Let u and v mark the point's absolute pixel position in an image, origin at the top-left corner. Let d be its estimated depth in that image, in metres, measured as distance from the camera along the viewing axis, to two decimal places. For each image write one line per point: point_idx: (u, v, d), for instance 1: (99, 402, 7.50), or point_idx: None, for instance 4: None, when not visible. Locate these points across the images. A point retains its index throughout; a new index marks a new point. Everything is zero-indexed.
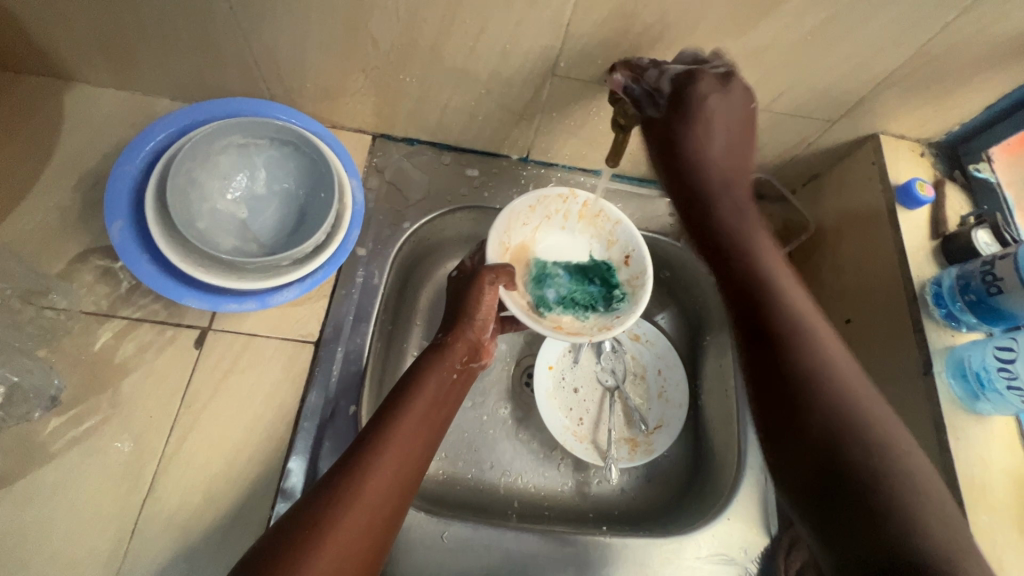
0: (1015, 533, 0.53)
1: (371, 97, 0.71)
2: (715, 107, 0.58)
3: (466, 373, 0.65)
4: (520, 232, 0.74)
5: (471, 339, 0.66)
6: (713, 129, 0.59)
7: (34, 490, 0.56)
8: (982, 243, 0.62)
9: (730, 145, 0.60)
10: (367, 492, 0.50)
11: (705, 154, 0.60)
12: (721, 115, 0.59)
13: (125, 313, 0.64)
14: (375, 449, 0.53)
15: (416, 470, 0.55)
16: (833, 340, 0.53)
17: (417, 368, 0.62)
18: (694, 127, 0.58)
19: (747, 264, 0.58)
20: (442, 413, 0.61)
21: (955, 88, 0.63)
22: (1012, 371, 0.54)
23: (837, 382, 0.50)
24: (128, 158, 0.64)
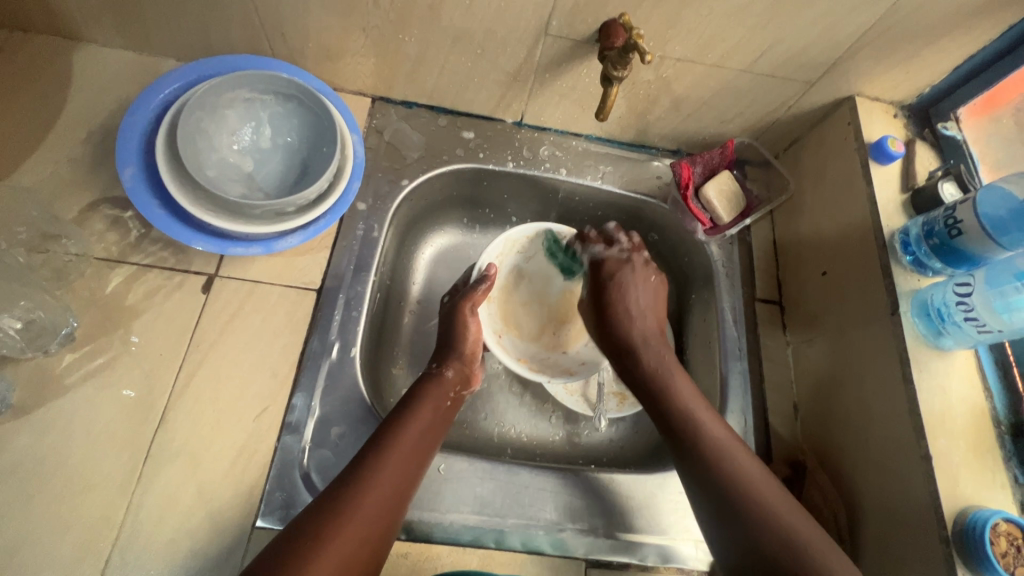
0: (972, 456, 0.57)
1: (372, 57, 0.74)
2: (632, 277, 0.76)
3: (457, 400, 0.70)
4: (513, 260, 0.83)
5: (461, 370, 0.72)
6: (633, 313, 0.74)
7: (50, 419, 0.59)
8: (948, 194, 0.68)
9: (641, 303, 0.75)
10: (366, 507, 0.54)
11: (631, 326, 0.73)
12: (635, 292, 0.75)
13: (135, 260, 0.67)
14: (374, 465, 0.57)
15: (412, 486, 0.59)
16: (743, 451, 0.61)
17: (414, 393, 0.67)
18: (618, 305, 0.74)
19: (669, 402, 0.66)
20: (438, 436, 0.65)
21: (925, 48, 0.67)
22: (969, 304, 0.58)
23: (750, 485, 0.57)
24: (138, 109, 0.67)
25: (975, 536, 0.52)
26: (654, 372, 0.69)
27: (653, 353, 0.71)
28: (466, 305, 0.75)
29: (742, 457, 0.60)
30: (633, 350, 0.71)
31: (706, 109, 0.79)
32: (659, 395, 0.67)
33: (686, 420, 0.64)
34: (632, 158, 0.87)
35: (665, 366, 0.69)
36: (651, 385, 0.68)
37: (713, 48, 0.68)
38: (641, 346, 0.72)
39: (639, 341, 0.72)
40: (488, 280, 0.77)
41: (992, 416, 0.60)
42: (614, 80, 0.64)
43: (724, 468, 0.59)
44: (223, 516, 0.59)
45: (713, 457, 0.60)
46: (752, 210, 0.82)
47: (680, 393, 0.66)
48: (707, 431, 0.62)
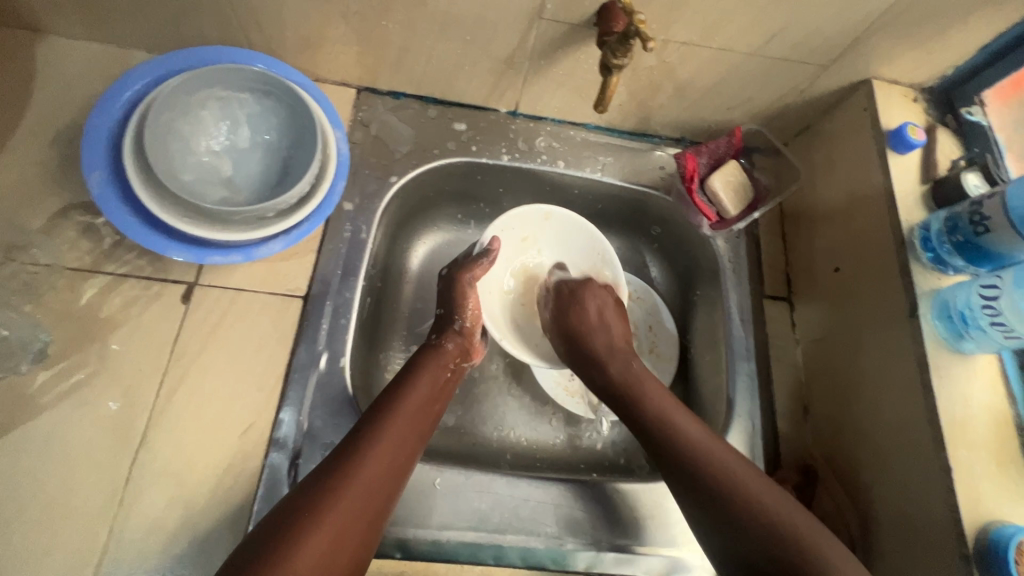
0: (994, 467, 0.55)
1: (354, 45, 0.69)
2: (589, 295, 0.73)
3: (458, 372, 0.68)
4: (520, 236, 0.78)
5: (462, 341, 0.70)
6: (596, 320, 0.71)
7: (26, 440, 0.56)
8: (972, 185, 0.64)
9: (604, 314, 0.72)
10: (365, 475, 0.52)
11: (593, 334, 0.70)
12: (595, 304, 0.72)
13: (110, 269, 0.63)
14: (370, 438, 0.55)
15: (410, 459, 0.57)
16: (729, 454, 0.58)
17: (413, 365, 0.65)
18: (578, 322, 0.71)
19: (641, 410, 0.63)
20: (436, 410, 0.63)
21: (950, 27, 0.62)
22: (996, 308, 0.55)
23: (745, 491, 0.54)
24: (104, 108, 0.63)
25: (997, 554, 0.50)
26: (690, 437, 0.59)
27: (655, 399, 0.64)
28: (465, 276, 0.70)
29: (718, 454, 0.57)
30: (602, 358, 0.69)
31: (712, 96, 0.74)
32: (708, 471, 0.56)
33: (718, 473, 0.56)
34: (633, 148, 0.82)
35: (690, 428, 0.60)
36: (677, 454, 0.58)
37: (720, 31, 0.63)
38: (608, 357, 0.69)
39: (604, 351, 0.69)
40: (491, 256, 0.71)
41: (1015, 423, 0.57)
42: (614, 69, 0.59)
43: (711, 469, 0.56)
44: (210, 538, 0.56)
45: (690, 459, 0.58)
46: (761, 202, 0.77)
47: (661, 411, 0.62)
48: (683, 435, 0.59)
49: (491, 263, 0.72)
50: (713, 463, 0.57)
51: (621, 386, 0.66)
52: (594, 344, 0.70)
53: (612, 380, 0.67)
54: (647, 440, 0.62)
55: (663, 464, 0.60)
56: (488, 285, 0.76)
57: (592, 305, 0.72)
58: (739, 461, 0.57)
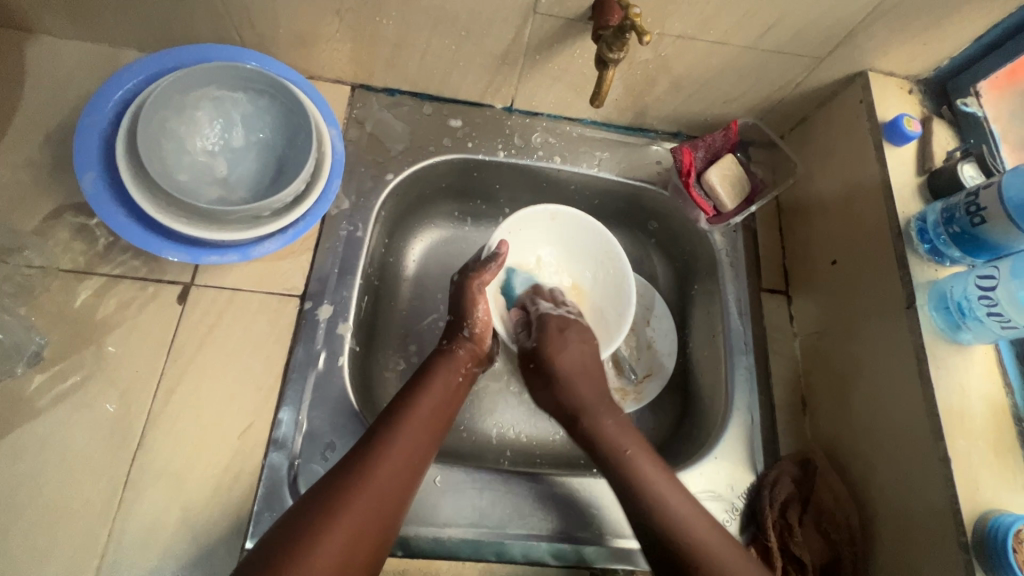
0: (991, 456, 0.55)
1: (348, 42, 0.68)
2: (574, 335, 0.71)
3: (470, 377, 0.67)
4: (529, 236, 0.79)
5: (474, 346, 0.69)
6: (579, 372, 0.67)
7: (23, 444, 0.56)
8: (967, 176, 0.64)
9: (587, 360, 0.68)
10: (376, 484, 0.52)
11: (578, 388, 0.66)
12: (579, 355, 0.69)
13: (104, 270, 0.63)
14: (382, 442, 0.55)
15: (421, 465, 0.56)
16: (712, 530, 0.56)
17: (425, 369, 0.65)
18: (564, 366, 0.67)
19: (625, 475, 0.59)
20: (449, 414, 0.62)
21: (945, 18, 0.62)
22: (993, 298, 0.55)
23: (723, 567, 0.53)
24: (96, 107, 0.62)
25: (996, 542, 0.50)
26: (677, 514, 0.56)
27: (647, 474, 0.59)
28: (475, 283, 0.71)
29: (701, 531, 0.55)
30: (589, 411, 0.65)
31: (708, 90, 0.74)
32: (688, 549, 0.54)
33: (700, 550, 0.54)
34: (630, 142, 0.82)
35: (688, 515, 0.56)
36: (662, 526, 0.56)
37: (716, 24, 0.63)
38: (595, 410, 0.65)
39: (589, 405, 0.65)
40: (499, 260, 0.72)
41: (1012, 412, 0.58)
42: (610, 63, 0.59)
43: (694, 547, 0.54)
44: (211, 539, 0.56)
45: (675, 535, 0.55)
46: (757, 196, 0.77)
47: (647, 478, 0.59)
48: (668, 507, 0.56)
49: (499, 267, 0.73)
50: (693, 539, 0.55)
51: (607, 445, 0.62)
52: (580, 398, 0.65)
53: (598, 437, 0.63)
54: (629, 506, 0.58)
55: (643, 536, 0.57)
56: (496, 290, 0.77)
57: (575, 355, 0.68)
58: (719, 536, 0.55)
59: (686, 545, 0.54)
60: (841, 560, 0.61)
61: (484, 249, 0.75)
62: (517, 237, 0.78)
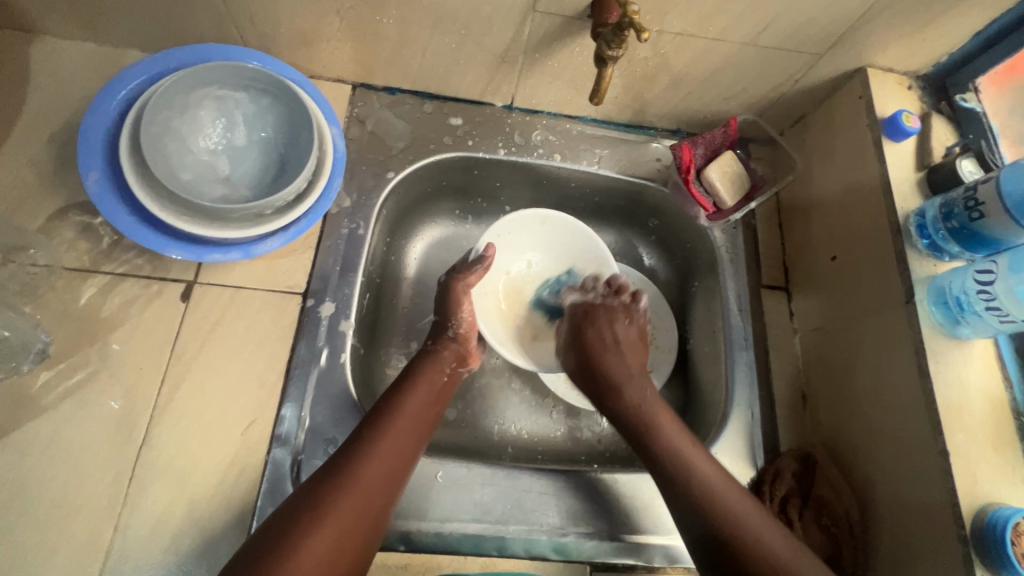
0: (990, 450, 0.55)
1: (348, 41, 0.69)
2: (607, 315, 0.73)
3: (454, 377, 0.68)
4: (517, 239, 0.79)
5: (457, 348, 0.70)
6: (613, 347, 0.70)
7: (30, 440, 0.57)
8: (967, 171, 0.64)
9: (619, 338, 0.71)
10: (365, 480, 0.53)
11: (611, 362, 0.69)
12: (614, 332, 0.71)
13: (109, 269, 0.64)
14: (371, 440, 0.56)
15: (409, 462, 0.57)
16: (742, 496, 0.57)
17: (410, 369, 0.65)
18: (596, 342, 0.71)
19: (654, 440, 0.62)
20: (436, 412, 0.63)
21: (944, 13, 0.62)
22: (991, 292, 0.55)
23: (752, 527, 0.54)
24: (100, 107, 0.63)
25: (996, 535, 0.50)
26: (705, 476, 0.58)
27: (673, 437, 0.61)
28: (460, 284, 0.71)
29: (731, 494, 0.57)
30: (620, 382, 0.67)
31: (707, 87, 0.74)
32: (716, 509, 0.56)
33: (727, 510, 0.55)
34: (630, 140, 0.82)
35: (716, 479, 0.58)
36: (689, 487, 0.57)
37: (714, 21, 0.63)
38: (623, 382, 0.67)
39: (619, 378, 0.67)
40: (485, 263, 0.72)
41: (1011, 406, 0.58)
42: (609, 60, 0.59)
43: (721, 508, 0.56)
44: (216, 533, 0.57)
45: (703, 496, 0.57)
46: (757, 192, 0.78)
47: (675, 443, 0.61)
48: (697, 471, 0.58)
49: (485, 270, 0.73)
50: (720, 501, 0.56)
51: (636, 413, 0.64)
52: (613, 370, 0.68)
53: (629, 406, 0.65)
54: (657, 469, 0.60)
55: (672, 497, 0.58)
56: (483, 292, 0.77)
57: (611, 333, 0.71)
58: (747, 500, 0.57)
59: (710, 505, 0.56)
60: (842, 555, 0.61)
61: (471, 251, 0.75)
62: (505, 240, 0.78)
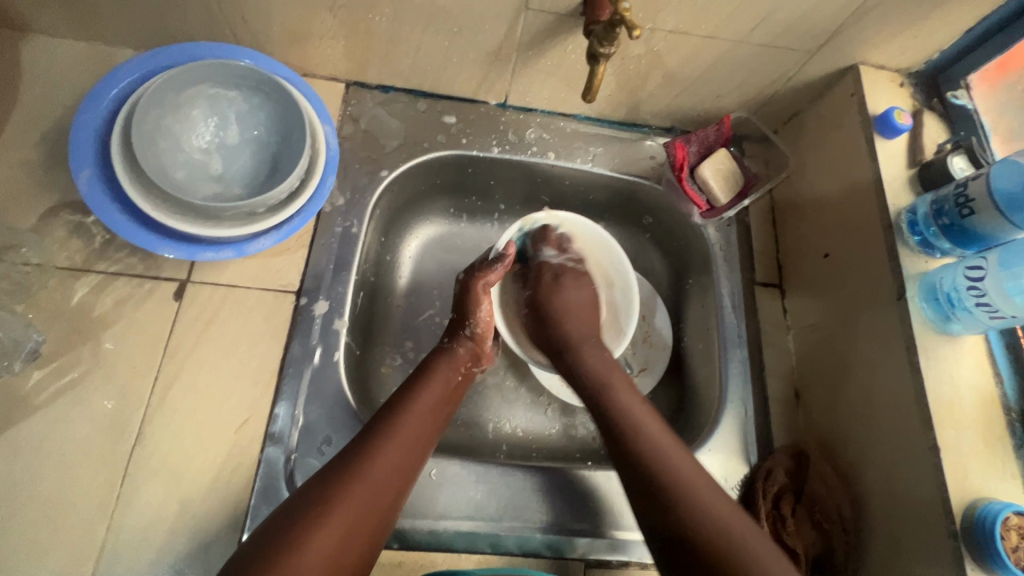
0: (981, 445, 0.55)
1: (341, 39, 0.69)
2: (569, 280, 0.75)
3: (468, 376, 0.68)
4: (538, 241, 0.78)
5: (472, 347, 0.70)
6: (571, 311, 0.72)
7: (22, 439, 0.57)
8: (958, 168, 0.64)
9: (581, 305, 0.73)
10: (374, 475, 0.53)
11: (568, 325, 0.71)
12: (573, 297, 0.73)
13: (101, 268, 0.63)
14: (382, 435, 0.56)
15: (419, 459, 0.57)
16: (681, 449, 0.58)
17: (424, 367, 0.66)
18: (557, 305, 0.72)
19: (602, 397, 0.64)
20: (448, 410, 0.63)
21: (934, 11, 0.62)
22: (981, 289, 0.55)
23: (681, 472, 0.55)
24: (91, 106, 0.63)
25: (986, 530, 0.50)
26: (646, 429, 0.59)
27: (623, 397, 0.63)
28: (479, 283, 0.70)
29: (668, 445, 0.58)
30: (575, 345, 0.69)
31: (700, 84, 0.74)
32: (651, 455, 0.57)
33: (661, 456, 0.57)
34: (624, 138, 0.82)
35: (679, 460, 0.56)
36: (629, 436, 0.59)
37: (707, 18, 0.63)
38: (579, 344, 0.69)
39: (575, 339, 0.69)
40: (504, 261, 0.71)
41: (1001, 402, 0.58)
42: (601, 58, 0.59)
43: (656, 455, 0.57)
44: (209, 532, 0.57)
45: (640, 445, 0.58)
46: (751, 190, 0.78)
47: (622, 401, 0.63)
48: (638, 424, 0.60)
49: (505, 268, 0.71)
50: (655, 448, 0.57)
51: (589, 374, 0.66)
52: (569, 333, 0.70)
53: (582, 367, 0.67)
54: (603, 424, 0.62)
55: (614, 447, 0.60)
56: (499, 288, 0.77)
57: (569, 297, 0.73)
58: (682, 451, 0.58)
59: (646, 451, 0.57)
60: (834, 551, 0.62)
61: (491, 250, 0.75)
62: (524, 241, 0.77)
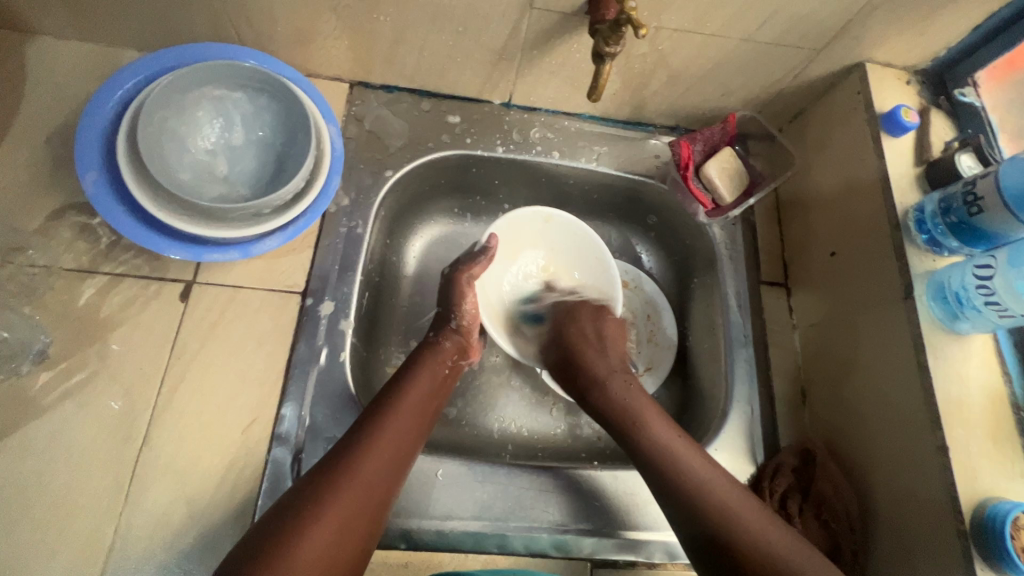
0: (990, 444, 0.55)
1: (346, 39, 0.68)
2: (586, 314, 0.76)
3: (456, 370, 0.68)
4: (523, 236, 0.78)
5: (459, 340, 0.69)
6: (593, 343, 0.73)
7: (30, 440, 0.57)
8: (965, 166, 0.64)
9: (601, 336, 0.74)
10: (365, 472, 0.53)
11: (592, 358, 0.71)
12: (593, 328, 0.75)
13: (107, 269, 0.63)
14: (371, 432, 0.56)
15: (409, 454, 0.57)
16: (727, 483, 0.59)
17: (411, 361, 0.65)
18: (580, 340, 0.73)
19: (637, 432, 0.63)
20: (435, 404, 0.63)
21: (942, 8, 0.62)
22: (990, 287, 0.55)
23: (734, 513, 0.56)
24: (96, 107, 0.63)
25: (995, 530, 0.50)
26: (690, 467, 0.59)
27: (657, 429, 0.63)
28: (464, 276, 0.70)
29: (715, 480, 0.58)
30: (601, 377, 0.69)
31: (706, 82, 0.74)
32: (702, 495, 0.57)
33: (712, 497, 0.57)
34: (628, 137, 0.82)
35: (696, 466, 0.59)
36: (674, 476, 0.59)
37: (712, 16, 0.63)
38: (605, 376, 0.69)
39: (602, 372, 0.70)
40: (490, 254, 0.72)
41: (1010, 401, 0.58)
42: (606, 57, 0.59)
43: (705, 495, 0.57)
44: (217, 533, 0.57)
45: (689, 486, 0.58)
46: (756, 188, 0.78)
47: (658, 434, 0.62)
48: (681, 461, 0.60)
49: (489, 261, 0.72)
50: (703, 487, 0.58)
51: (618, 407, 0.66)
52: (595, 366, 0.70)
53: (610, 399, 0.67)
54: (643, 463, 0.62)
55: (660, 487, 0.60)
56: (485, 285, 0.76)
57: (589, 331, 0.74)
58: (730, 484, 0.59)
59: (695, 492, 0.58)
60: (841, 551, 0.62)
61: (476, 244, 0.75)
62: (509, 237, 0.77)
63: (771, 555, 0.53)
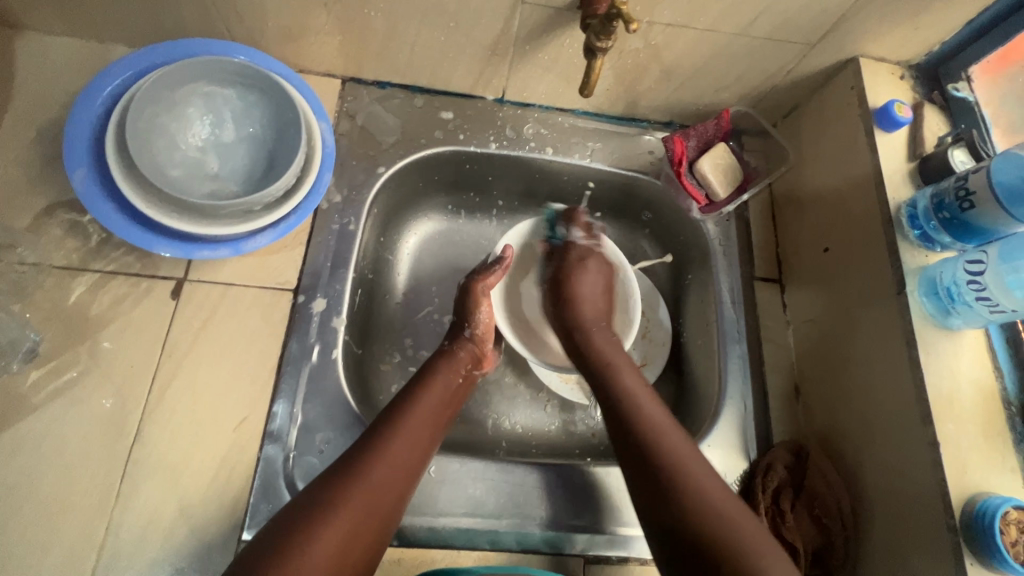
0: (980, 440, 0.55)
1: (337, 35, 0.68)
2: (592, 265, 0.75)
3: (469, 379, 0.68)
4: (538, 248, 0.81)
5: (473, 349, 0.70)
6: (590, 295, 0.73)
7: (20, 438, 0.57)
8: (958, 161, 0.64)
9: (600, 295, 0.74)
10: (376, 478, 0.53)
11: (581, 305, 0.72)
12: (592, 280, 0.74)
13: (98, 267, 0.63)
14: (383, 438, 0.56)
15: (421, 462, 0.57)
16: (682, 435, 0.59)
17: (425, 369, 0.65)
18: (576, 289, 0.73)
19: (605, 376, 0.65)
20: (449, 413, 0.63)
21: (935, 2, 0.62)
22: (981, 283, 0.55)
23: (672, 455, 0.56)
24: (84, 104, 0.62)
25: (984, 524, 0.50)
26: (648, 412, 0.60)
27: (626, 378, 0.64)
28: (479, 284, 0.71)
29: (668, 427, 0.59)
30: (585, 326, 0.71)
31: (700, 78, 0.73)
32: (649, 433, 0.58)
33: (660, 439, 0.58)
34: (622, 133, 0.82)
35: (653, 410, 0.61)
36: (629, 414, 0.60)
37: (705, 11, 0.62)
38: (588, 325, 0.71)
39: (586, 321, 0.71)
40: (502, 264, 0.73)
41: (1001, 396, 0.58)
42: (598, 52, 0.59)
43: (654, 435, 0.58)
44: (209, 530, 0.57)
45: (638, 424, 0.59)
46: (750, 184, 0.78)
47: (626, 383, 0.64)
48: (641, 405, 0.61)
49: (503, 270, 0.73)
50: (652, 428, 0.59)
51: (594, 354, 0.68)
52: (580, 314, 0.72)
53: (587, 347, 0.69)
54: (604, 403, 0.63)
55: (613, 425, 0.61)
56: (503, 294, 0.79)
57: (589, 281, 0.74)
58: (683, 435, 0.59)
59: (645, 430, 0.58)
60: (833, 546, 0.62)
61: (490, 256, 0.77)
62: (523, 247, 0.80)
63: (696, 491, 0.53)
